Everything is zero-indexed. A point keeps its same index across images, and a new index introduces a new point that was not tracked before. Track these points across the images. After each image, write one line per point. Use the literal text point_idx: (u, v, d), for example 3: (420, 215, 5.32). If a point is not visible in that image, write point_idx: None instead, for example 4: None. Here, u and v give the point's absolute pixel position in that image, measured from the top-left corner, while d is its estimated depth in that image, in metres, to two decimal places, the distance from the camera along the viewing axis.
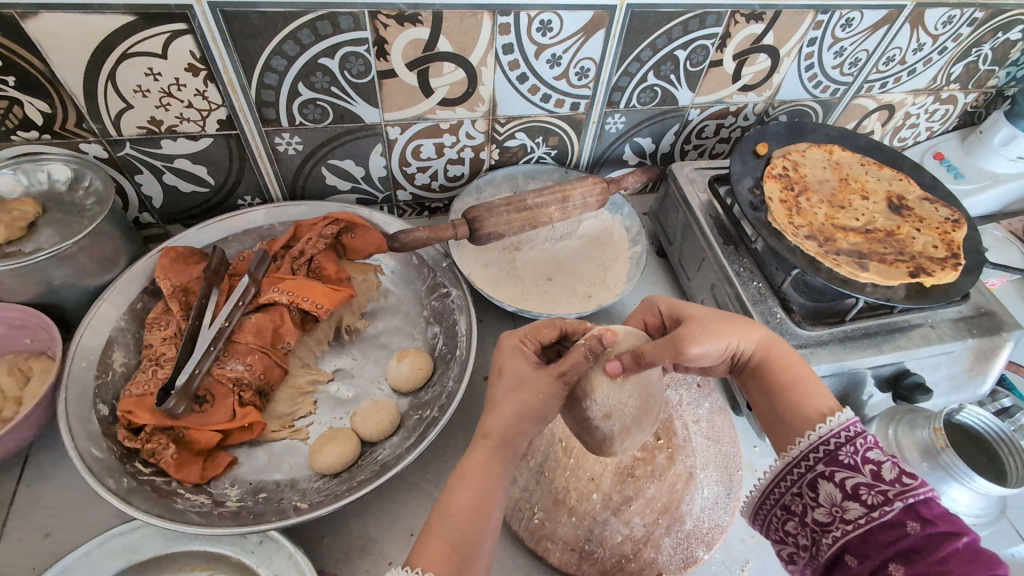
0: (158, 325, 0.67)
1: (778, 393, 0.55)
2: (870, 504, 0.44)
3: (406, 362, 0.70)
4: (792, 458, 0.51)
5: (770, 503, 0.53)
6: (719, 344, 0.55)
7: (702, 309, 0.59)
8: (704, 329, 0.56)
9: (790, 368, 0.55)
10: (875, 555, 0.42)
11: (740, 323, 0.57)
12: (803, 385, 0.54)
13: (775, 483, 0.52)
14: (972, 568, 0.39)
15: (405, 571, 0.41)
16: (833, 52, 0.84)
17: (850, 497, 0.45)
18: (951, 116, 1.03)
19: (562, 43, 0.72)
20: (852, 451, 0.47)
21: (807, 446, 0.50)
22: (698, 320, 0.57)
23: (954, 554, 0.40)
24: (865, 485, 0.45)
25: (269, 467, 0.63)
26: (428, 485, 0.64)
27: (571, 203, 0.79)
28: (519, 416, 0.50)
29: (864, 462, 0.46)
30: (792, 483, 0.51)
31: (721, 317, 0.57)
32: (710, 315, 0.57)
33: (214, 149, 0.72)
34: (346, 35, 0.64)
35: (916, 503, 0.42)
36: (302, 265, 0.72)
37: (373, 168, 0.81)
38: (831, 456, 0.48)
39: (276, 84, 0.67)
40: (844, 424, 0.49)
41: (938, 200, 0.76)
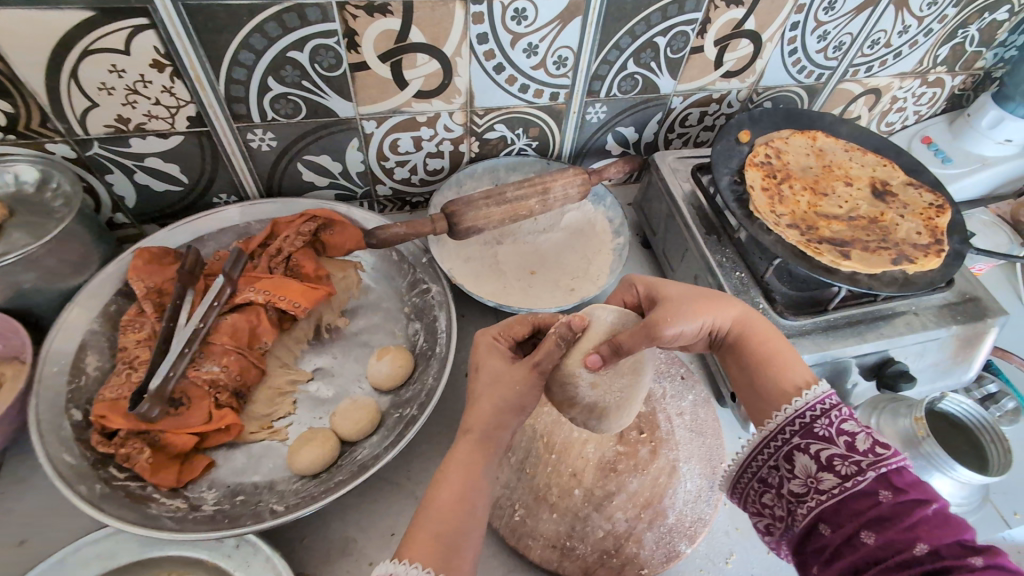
0: (133, 327, 0.65)
1: (757, 366, 0.54)
2: (844, 475, 0.44)
3: (386, 360, 0.69)
4: (768, 432, 0.50)
5: (748, 477, 0.52)
6: (693, 321, 0.54)
7: (674, 287, 0.58)
8: (679, 306, 0.55)
9: (767, 342, 0.55)
10: (846, 523, 0.43)
11: (713, 300, 0.56)
12: (778, 358, 0.53)
13: (752, 457, 0.52)
14: (940, 535, 0.39)
15: (393, 563, 0.41)
16: (817, 36, 0.83)
17: (824, 468, 0.45)
18: (939, 99, 1.02)
19: (538, 32, 0.70)
20: (827, 424, 0.47)
21: (784, 419, 0.49)
22: (671, 297, 0.57)
23: (924, 521, 0.40)
24: (839, 455, 0.45)
25: (247, 469, 0.63)
26: (410, 483, 0.64)
27: (552, 195, 0.78)
28: (506, 409, 0.50)
29: (839, 434, 0.46)
30: (769, 457, 0.50)
31: (697, 293, 0.57)
32: (683, 294, 0.57)
33: (185, 147, 0.71)
34: (314, 27, 0.62)
35: (889, 472, 0.43)
36: (279, 264, 0.72)
37: (350, 163, 0.80)
38: (806, 430, 0.48)
39: (245, 79, 0.65)
40: (821, 396, 0.48)
41: (923, 185, 0.75)
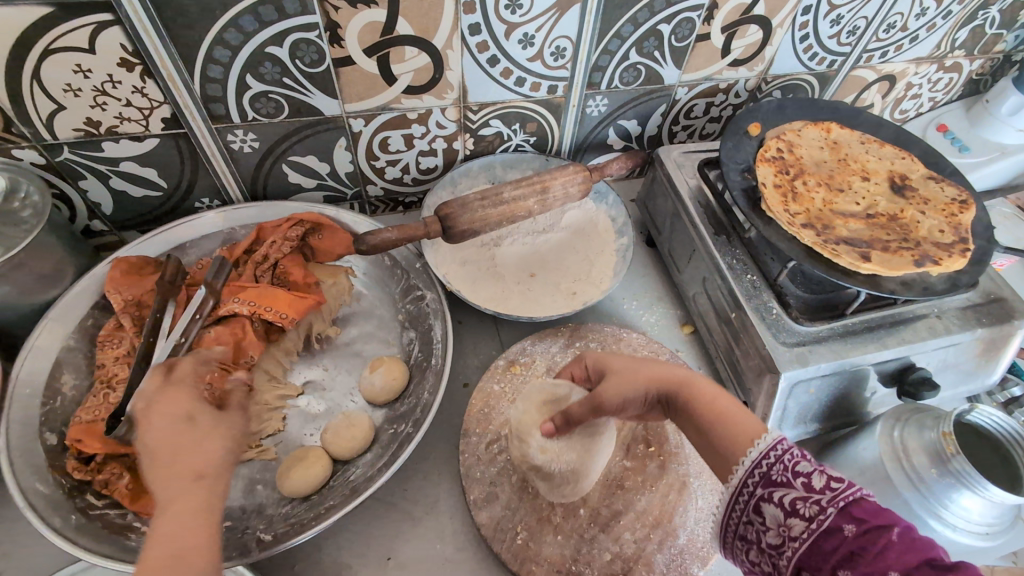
0: (111, 343, 0.62)
1: (706, 425, 0.49)
2: (809, 516, 0.40)
3: (378, 373, 0.66)
4: (733, 488, 0.45)
5: (728, 538, 0.46)
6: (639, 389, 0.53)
7: (618, 356, 0.56)
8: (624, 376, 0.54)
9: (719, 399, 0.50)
10: (824, 569, 0.38)
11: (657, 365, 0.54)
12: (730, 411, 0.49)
13: (726, 516, 0.46)
14: (907, 559, 0.36)
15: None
16: (830, 20, 0.79)
17: (790, 514, 0.41)
18: (956, 85, 0.97)
19: (534, 21, 0.66)
20: (782, 467, 0.43)
21: (744, 472, 0.44)
22: (617, 364, 0.55)
23: (891, 547, 0.36)
24: (800, 498, 0.41)
25: (235, 491, 0.60)
26: (407, 504, 0.61)
27: (551, 194, 0.73)
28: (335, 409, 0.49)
29: (795, 475, 0.42)
30: (740, 513, 0.45)
31: (637, 359, 0.55)
32: (627, 361, 0.55)
33: (162, 151, 0.67)
34: (293, 20, 0.58)
35: (848, 504, 0.39)
36: (266, 272, 0.68)
37: (338, 164, 0.76)
38: (765, 478, 0.43)
39: (222, 78, 0.61)
40: (772, 442, 0.44)
41: (945, 179, 0.71)
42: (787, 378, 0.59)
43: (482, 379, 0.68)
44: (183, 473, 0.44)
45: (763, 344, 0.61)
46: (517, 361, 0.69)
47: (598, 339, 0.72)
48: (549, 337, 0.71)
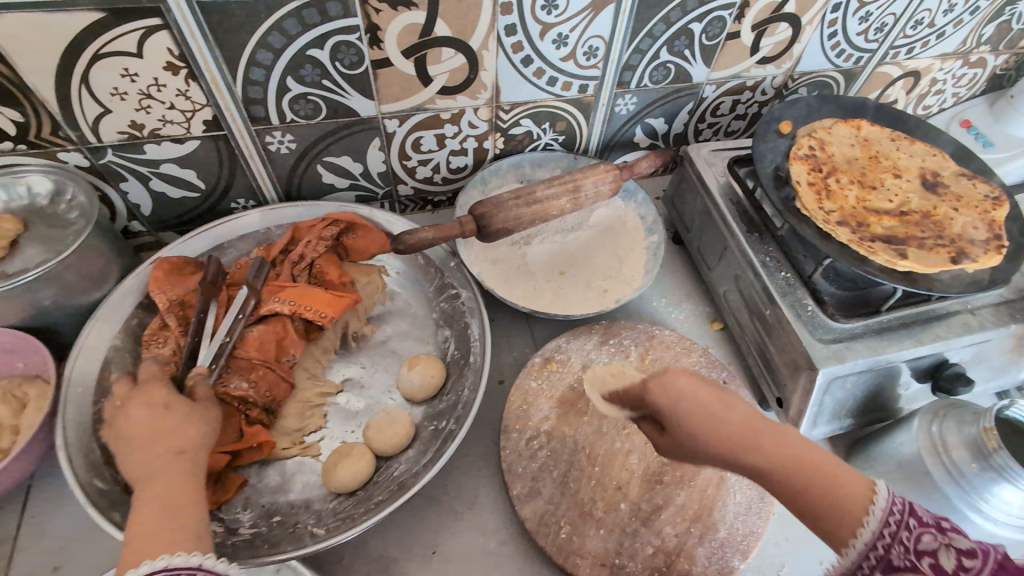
0: (156, 342, 0.63)
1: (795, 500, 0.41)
2: None
3: (417, 371, 0.66)
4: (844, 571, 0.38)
5: None
6: (709, 455, 0.46)
7: (676, 396, 0.49)
8: (688, 441, 0.47)
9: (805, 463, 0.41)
10: None
11: (724, 421, 0.46)
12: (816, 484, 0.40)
13: None
14: None
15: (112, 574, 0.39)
16: (859, 18, 0.79)
17: None
18: (980, 80, 0.97)
19: (569, 21, 0.67)
20: (903, 550, 0.36)
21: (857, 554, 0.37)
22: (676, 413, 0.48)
23: None
24: None
25: (282, 487, 0.61)
26: (449, 499, 0.62)
27: (582, 193, 0.74)
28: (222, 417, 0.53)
29: (920, 557, 0.36)
30: None
31: (696, 409, 0.47)
32: (687, 414, 0.47)
33: (202, 152, 0.67)
34: (335, 23, 0.58)
35: None
36: (303, 271, 0.69)
37: (371, 164, 0.76)
38: (883, 562, 0.37)
39: (263, 80, 0.61)
40: (885, 513, 0.37)
41: (976, 175, 0.71)
42: (825, 374, 0.60)
43: (518, 376, 0.69)
44: (163, 449, 0.47)
45: (799, 340, 0.62)
46: (553, 359, 0.70)
47: (632, 337, 0.73)
48: (582, 335, 0.72)
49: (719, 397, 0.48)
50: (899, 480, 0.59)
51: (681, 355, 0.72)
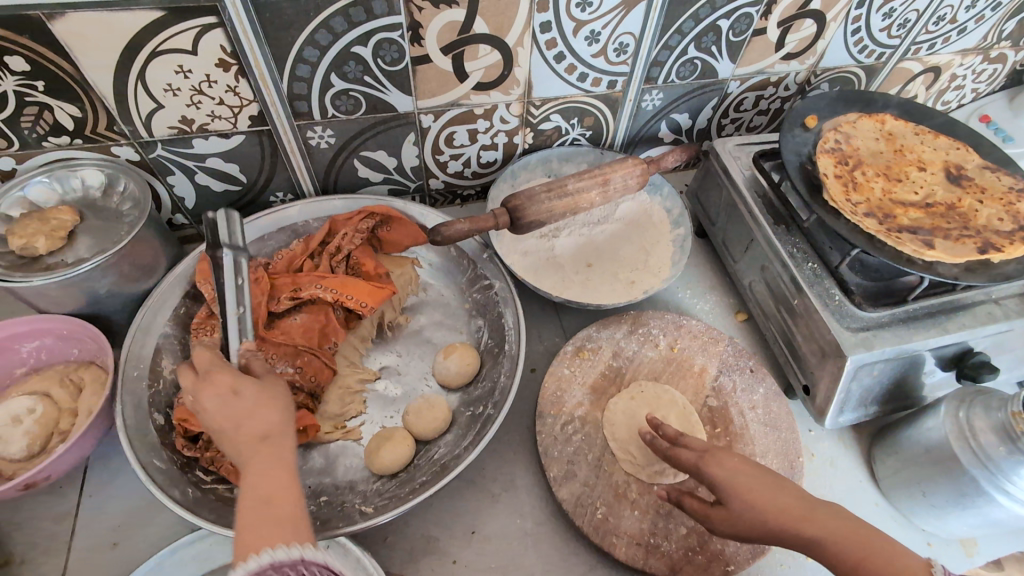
0: (204, 330, 0.66)
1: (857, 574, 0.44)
2: None
3: (453, 358, 0.69)
4: None
5: None
6: (767, 532, 0.48)
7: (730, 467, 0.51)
8: (744, 515, 0.49)
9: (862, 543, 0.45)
10: None
11: (784, 501, 0.49)
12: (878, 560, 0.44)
13: None
14: None
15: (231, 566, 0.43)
16: (882, 14, 0.80)
17: None
18: (1000, 76, 0.99)
19: (601, 18, 0.68)
20: None
21: None
22: (733, 482, 0.50)
23: None
24: None
25: (326, 469, 0.64)
26: (487, 482, 0.65)
27: (611, 186, 0.76)
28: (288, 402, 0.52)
29: None
30: None
31: (750, 484, 0.50)
32: (744, 486, 0.50)
33: (246, 147, 0.69)
34: (380, 21, 0.61)
35: None
36: (341, 263, 0.72)
37: (405, 158, 0.78)
38: None
39: (308, 76, 0.64)
40: None
41: (1000, 168, 0.73)
42: (853, 361, 0.62)
43: (551, 364, 0.71)
44: (248, 438, 0.49)
45: (828, 328, 0.64)
46: (584, 347, 0.72)
47: (660, 326, 0.74)
48: (612, 325, 0.74)
49: (768, 475, 0.51)
50: (926, 463, 0.62)
51: (709, 344, 0.73)
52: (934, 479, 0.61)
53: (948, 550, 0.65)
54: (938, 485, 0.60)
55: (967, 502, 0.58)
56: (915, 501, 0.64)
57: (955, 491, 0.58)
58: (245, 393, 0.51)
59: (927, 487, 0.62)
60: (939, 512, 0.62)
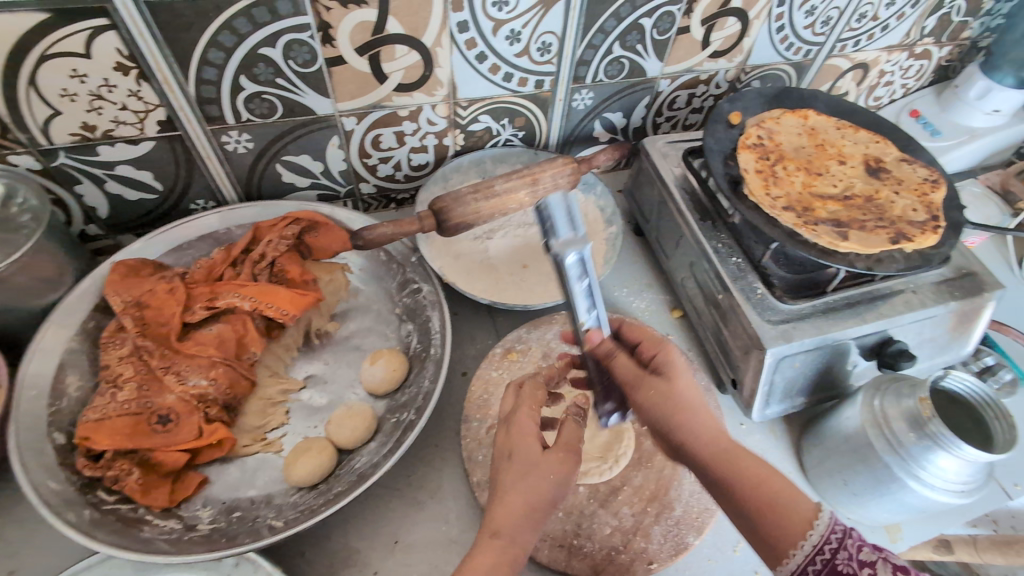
0: (113, 344, 0.63)
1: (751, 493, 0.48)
2: None
3: (379, 364, 0.68)
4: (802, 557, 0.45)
5: None
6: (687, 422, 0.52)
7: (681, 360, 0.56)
8: (677, 402, 0.53)
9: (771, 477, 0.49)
10: None
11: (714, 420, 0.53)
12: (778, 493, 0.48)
13: None
14: None
15: None
16: (804, 11, 0.82)
17: None
18: (926, 72, 1.01)
19: (520, 17, 0.68)
20: (847, 557, 0.43)
21: (803, 557, 0.45)
22: (681, 371, 0.55)
23: None
24: None
25: (243, 484, 0.62)
26: (413, 490, 0.64)
27: (542, 187, 0.74)
28: (547, 473, 0.49)
29: (860, 566, 0.42)
30: None
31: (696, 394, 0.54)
32: (690, 381, 0.54)
33: (157, 153, 0.67)
34: (285, 22, 0.59)
35: None
36: (263, 270, 0.69)
37: (331, 162, 0.77)
38: (828, 565, 0.43)
39: (216, 79, 0.62)
40: (830, 525, 0.45)
41: (916, 161, 0.74)
42: (773, 353, 0.62)
43: (480, 367, 0.71)
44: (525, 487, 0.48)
45: (749, 321, 0.64)
46: (514, 349, 0.72)
47: None
48: (543, 326, 0.74)
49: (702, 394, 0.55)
50: (846, 453, 0.62)
51: None
52: (855, 468, 0.61)
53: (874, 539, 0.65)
54: (858, 474, 0.61)
55: (884, 489, 0.58)
56: (838, 490, 0.65)
57: (873, 479, 0.59)
58: (549, 454, 0.50)
59: (847, 477, 0.62)
60: (860, 500, 0.62)
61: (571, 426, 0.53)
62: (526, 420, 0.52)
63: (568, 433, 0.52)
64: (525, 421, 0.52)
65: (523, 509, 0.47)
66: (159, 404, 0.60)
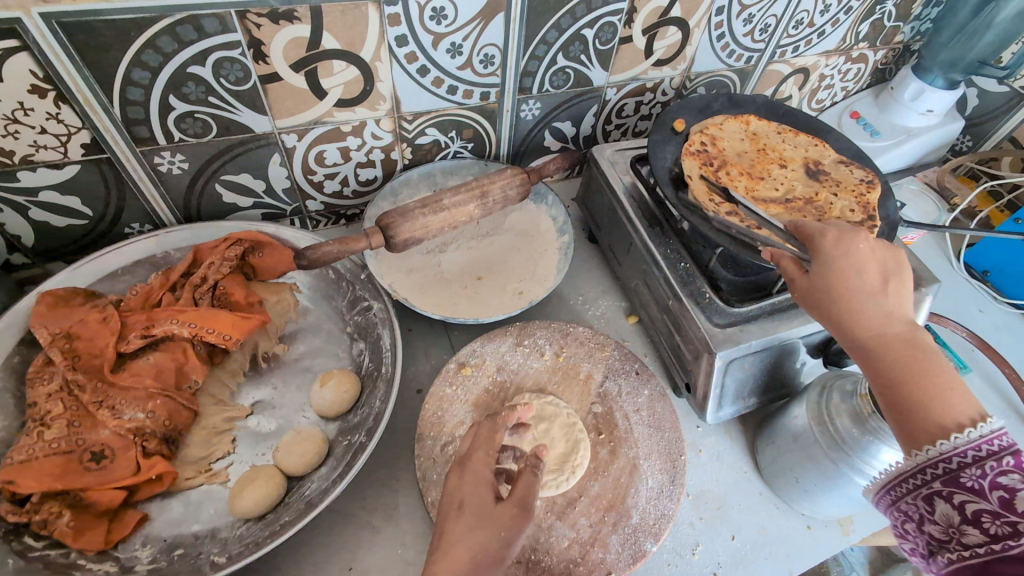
0: (41, 379, 0.59)
1: (902, 391, 0.44)
2: (992, 534, 0.37)
3: (329, 387, 0.66)
4: (923, 460, 0.42)
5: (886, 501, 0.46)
6: (859, 309, 0.48)
7: (836, 251, 0.50)
8: (835, 295, 0.49)
9: (921, 375, 0.44)
10: None
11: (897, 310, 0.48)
12: (929, 391, 0.43)
13: (895, 485, 0.45)
14: None
15: None
16: (742, 19, 0.84)
17: (969, 523, 0.39)
18: (864, 75, 1.04)
19: (460, 31, 0.68)
20: (977, 474, 0.39)
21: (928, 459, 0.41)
22: (842, 262, 0.50)
23: None
24: (988, 512, 0.38)
25: (185, 519, 0.59)
26: (367, 514, 0.62)
27: (491, 198, 0.75)
28: (495, 527, 0.47)
29: (992, 487, 0.38)
30: (908, 492, 0.43)
31: (863, 283, 0.49)
32: (854, 266, 0.49)
33: (85, 177, 0.64)
34: (213, 40, 0.57)
35: None
36: (205, 293, 0.67)
37: (274, 180, 0.75)
38: (950, 476, 0.40)
39: (142, 99, 0.60)
40: (985, 437, 0.39)
41: (853, 162, 0.77)
42: (722, 357, 0.63)
43: (433, 383, 0.70)
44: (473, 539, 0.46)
45: (698, 326, 0.65)
46: (467, 363, 0.71)
47: (546, 335, 0.74)
48: (497, 338, 0.73)
49: (884, 279, 0.50)
50: (796, 451, 0.63)
51: (595, 350, 0.74)
52: (805, 466, 0.62)
53: (826, 532, 0.67)
54: (809, 471, 0.62)
55: (835, 485, 0.60)
56: (791, 488, 0.66)
57: (823, 474, 0.60)
58: (501, 508, 0.48)
59: (799, 474, 0.63)
60: (812, 496, 0.64)
61: (530, 477, 0.50)
62: (480, 466, 0.52)
63: (524, 485, 0.49)
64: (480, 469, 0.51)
65: (468, 562, 0.45)
66: (92, 440, 0.57)
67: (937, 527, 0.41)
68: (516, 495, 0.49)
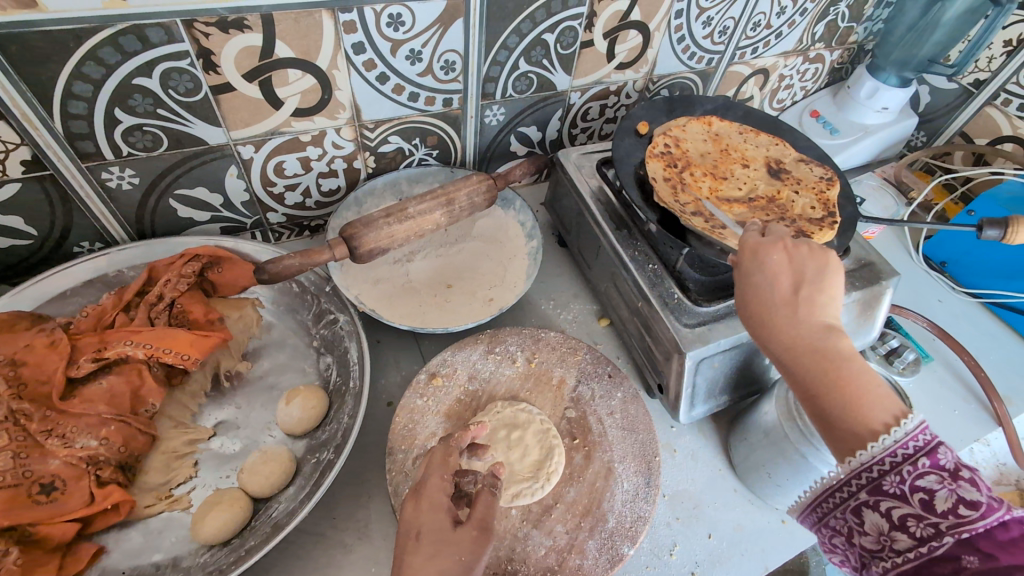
0: None
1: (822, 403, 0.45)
2: (919, 537, 0.40)
3: (295, 404, 0.64)
4: (853, 469, 0.43)
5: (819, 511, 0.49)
6: (771, 323, 0.49)
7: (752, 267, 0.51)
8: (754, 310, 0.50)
9: (834, 383, 0.44)
10: None
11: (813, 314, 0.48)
12: (847, 399, 0.43)
13: (825, 496, 0.48)
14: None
15: None
16: (702, 22, 0.85)
17: (897, 528, 0.41)
18: (822, 74, 1.07)
19: (419, 37, 0.67)
20: (897, 481, 0.41)
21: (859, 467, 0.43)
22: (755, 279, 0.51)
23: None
24: (913, 516, 0.40)
25: (145, 549, 0.57)
26: (338, 532, 0.61)
27: (457, 206, 0.74)
28: (456, 547, 0.47)
29: (912, 491, 0.40)
30: (837, 504, 0.47)
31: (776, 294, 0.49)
32: (765, 280, 0.50)
33: (27, 196, 0.62)
34: (159, 50, 0.55)
35: (973, 536, 0.38)
36: (161, 312, 0.64)
37: (232, 193, 0.73)
38: (873, 486, 0.42)
39: (85, 113, 0.57)
40: (904, 441, 0.41)
41: (812, 160, 0.78)
42: (691, 357, 0.64)
43: (404, 395, 0.68)
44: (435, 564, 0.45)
45: (666, 327, 0.65)
46: (438, 373, 0.70)
47: (517, 341, 0.74)
48: (468, 346, 0.72)
49: (798, 283, 0.49)
50: (767, 447, 0.64)
51: (567, 355, 0.73)
52: (776, 462, 0.63)
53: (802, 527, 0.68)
54: (779, 468, 0.62)
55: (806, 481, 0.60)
56: (764, 484, 0.66)
57: (793, 470, 0.60)
58: (460, 530, 0.48)
59: (771, 471, 0.64)
60: (784, 492, 0.64)
61: (485, 499, 0.51)
62: (436, 491, 0.50)
63: (482, 507, 0.50)
64: (435, 491, 0.50)
65: None
66: (41, 472, 0.54)
67: (871, 536, 0.44)
68: (473, 518, 0.49)
